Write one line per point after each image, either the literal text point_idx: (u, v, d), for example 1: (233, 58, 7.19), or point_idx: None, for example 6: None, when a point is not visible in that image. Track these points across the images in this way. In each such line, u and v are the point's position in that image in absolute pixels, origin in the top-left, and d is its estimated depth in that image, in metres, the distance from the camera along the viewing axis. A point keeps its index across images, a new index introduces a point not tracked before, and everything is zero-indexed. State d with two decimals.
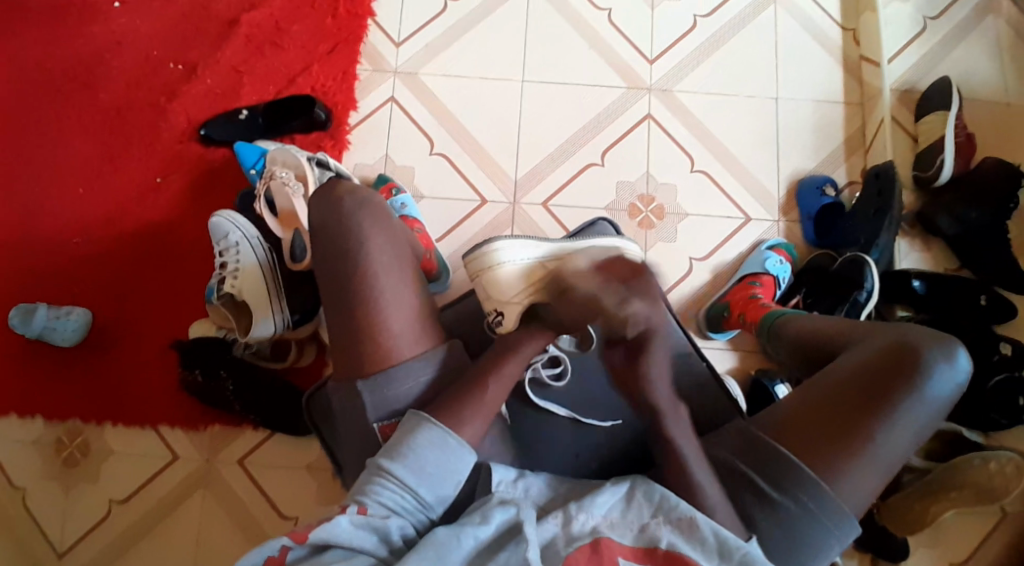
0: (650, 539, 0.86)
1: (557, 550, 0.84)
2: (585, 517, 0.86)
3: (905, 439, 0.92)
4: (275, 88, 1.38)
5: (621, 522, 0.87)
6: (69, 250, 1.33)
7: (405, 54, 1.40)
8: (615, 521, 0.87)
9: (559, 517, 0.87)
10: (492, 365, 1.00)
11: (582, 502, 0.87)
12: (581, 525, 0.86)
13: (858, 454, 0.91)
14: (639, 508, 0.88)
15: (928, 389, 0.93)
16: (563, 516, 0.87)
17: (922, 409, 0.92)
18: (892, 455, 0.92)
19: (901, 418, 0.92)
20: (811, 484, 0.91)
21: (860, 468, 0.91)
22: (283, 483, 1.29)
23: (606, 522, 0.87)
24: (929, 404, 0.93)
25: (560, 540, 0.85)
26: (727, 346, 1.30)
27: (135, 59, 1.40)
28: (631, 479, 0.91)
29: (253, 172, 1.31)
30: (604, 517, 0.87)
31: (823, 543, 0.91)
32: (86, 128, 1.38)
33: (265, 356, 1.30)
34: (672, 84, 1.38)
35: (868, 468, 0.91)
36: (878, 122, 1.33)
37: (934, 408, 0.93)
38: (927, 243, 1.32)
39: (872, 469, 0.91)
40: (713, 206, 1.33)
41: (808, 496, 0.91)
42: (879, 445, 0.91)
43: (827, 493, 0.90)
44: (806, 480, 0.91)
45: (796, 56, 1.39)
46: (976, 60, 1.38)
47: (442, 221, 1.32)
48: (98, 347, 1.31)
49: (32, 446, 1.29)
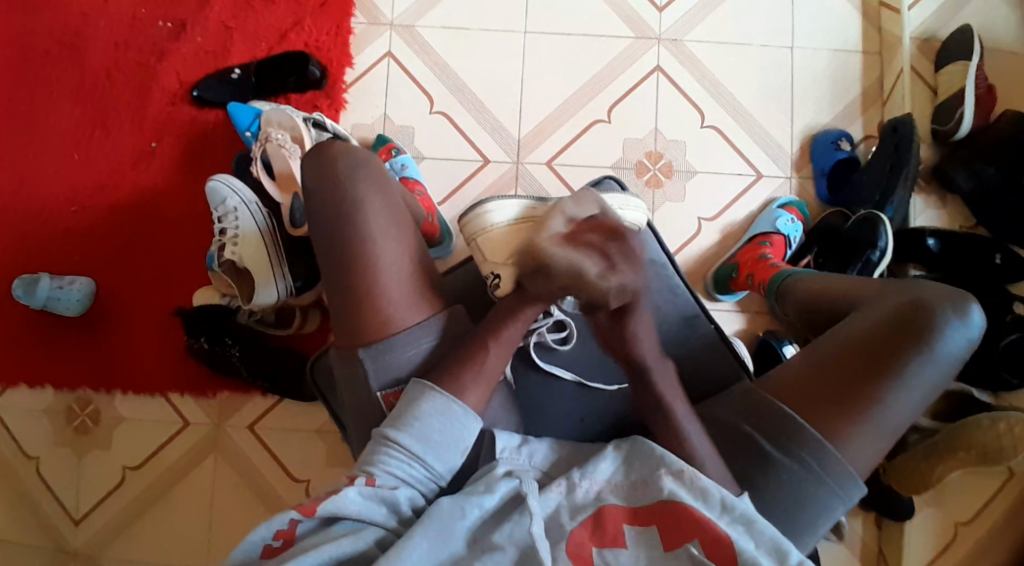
0: (653, 493, 0.86)
1: (560, 523, 0.85)
2: (588, 484, 0.88)
3: (912, 400, 0.91)
4: (266, 45, 1.32)
5: (623, 485, 0.88)
6: (66, 218, 1.31)
7: (401, 5, 1.33)
8: (618, 486, 0.88)
9: (562, 485, 0.88)
10: (494, 330, 0.99)
11: (585, 468, 0.89)
12: (585, 493, 0.87)
13: (862, 415, 0.90)
14: (639, 469, 0.89)
15: (938, 350, 0.91)
16: (567, 484, 0.88)
17: (930, 370, 0.91)
18: (898, 417, 0.91)
19: (908, 378, 0.91)
20: (815, 444, 0.90)
21: (865, 429, 0.90)
22: (291, 446, 1.30)
23: (609, 487, 0.88)
24: (938, 365, 0.91)
25: (565, 511, 0.86)
26: (735, 307, 1.29)
27: (120, 16, 1.34)
28: (630, 441, 0.91)
29: (248, 135, 1.27)
30: (607, 481, 0.88)
31: (827, 505, 0.91)
32: (75, 90, 1.33)
33: (270, 321, 1.30)
34: (681, 34, 1.31)
35: (873, 430, 0.90)
36: (898, 73, 1.27)
37: (942, 369, 0.92)
38: (943, 199, 1.29)
39: (877, 431, 0.90)
40: (723, 163, 1.29)
41: (812, 456, 0.90)
42: (885, 406, 0.90)
43: (831, 452, 0.90)
44: (810, 440, 0.91)
45: (814, 1, 1.32)
46: (1005, 2, 1.31)
47: (444, 183, 1.29)
48: (103, 316, 1.30)
49: (44, 415, 1.30)
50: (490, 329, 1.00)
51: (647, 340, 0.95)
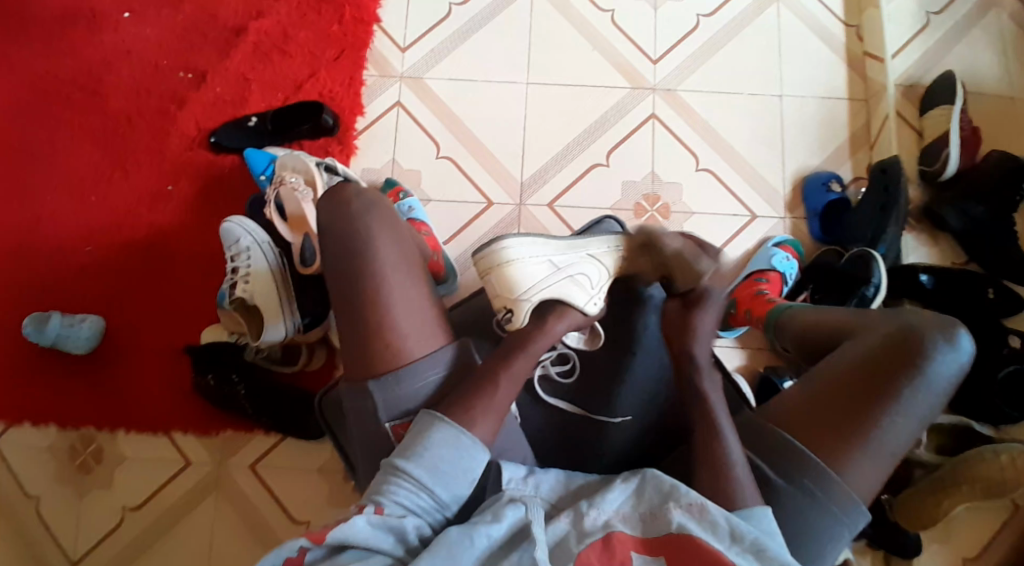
0: (661, 526, 0.85)
1: (569, 547, 0.84)
2: (597, 512, 0.86)
3: (908, 425, 0.91)
4: (283, 94, 1.40)
5: (633, 516, 0.86)
6: (80, 258, 1.35)
7: (411, 58, 1.41)
8: (628, 516, 0.86)
9: (570, 515, 0.86)
10: (502, 362, 0.99)
11: (593, 499, 0.87)
12: (594, 520, 0.85)
13: (861, 442, 0.90)
14: (649, 501, 0.87)
15: (930, 374, 0.91)
16: (574, 513, 0.87)
17: (924, 394, 0.91)
18: (895, 443, 0.91)
19: (902, 404, 0.91)
20: (817, 472, 0.90)
21: (865, 455, 0.90)
22: (293, 486, 1.29)
23: (618, 516, 0.86)
24: (931, 389, 0.91)
25: (572, 536, 0.84)
26: (736, 343, 1.31)
27: (143, 69, 1.42)
28: (641, 473, 0.90)
29: (262, 178, 1.32)
30: (616, 511, 0.86)
31: (834, 532, 0.90)
32: (97, 137, 1.39)
33: (277, 359, 1.32)
34: (675, 84, 1.39)
35: (872, 456, 0.90)
36: (883, 117, 1.34)
37: (937, 393, 0.92)
38: (934, 237, 1.33)
39: (876, 458, 0.90)
40: (719, 204, 1.34)
41: (814, 484, 0.90)
42: (882, 432, 0.90)
43: (833, 480, 0.89)
44: (811, 468, 0.90)
45: (799, 53, 1.40)
46: (980, 54, 1.39)
47: (449, 223, 1.33)
48: (111, 353, 1.32)
49: (47, 454, 1.30)
50: (498, 361, 1.00)
51: (702, 342, 1.02)
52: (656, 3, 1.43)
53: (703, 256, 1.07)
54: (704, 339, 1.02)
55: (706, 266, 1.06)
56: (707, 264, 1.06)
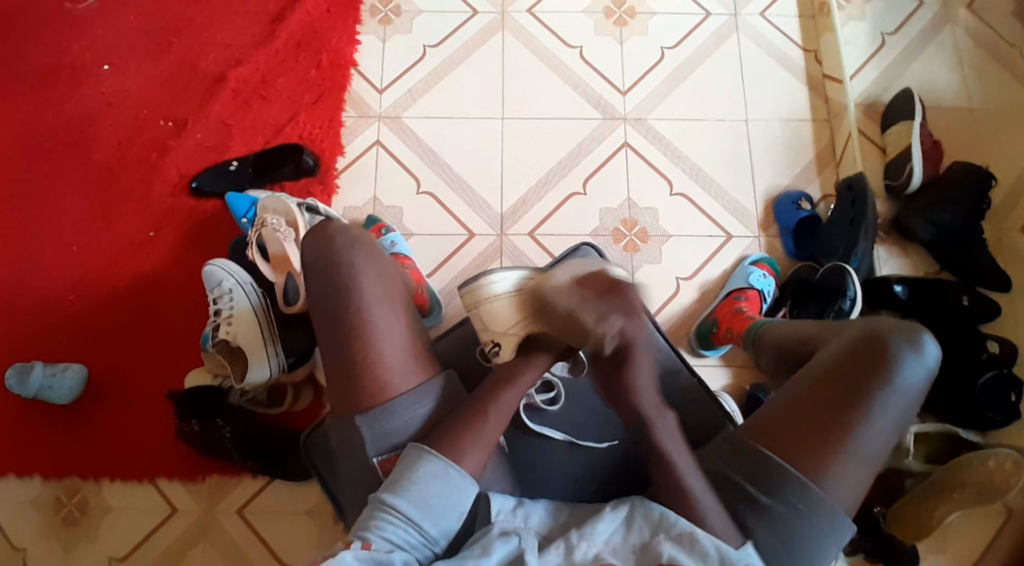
0: (652, 557, 0.85)
1: None
2: (587, 545, 0.85)
3: (883, 432, 0.91)
4: (263, 139, 1.42)
5: (623, 549, 0.86)
6: (63, 307, 1.35)
7: (388, 99, 1.45)
8: (618, 549, 0.86)
9: (561, 547, 0.85)
10: (487, 395, 0.98)
11: (583, 529, 0.86)
12: (584, 553, 0.85)
13: (840, 450, 0.90)
14: (640, 530, 0.87)
15: (899, 379, 0.92)
16: (566, 545, 0.86)
17: (896, 399, 0.92)
18: (873, 449, 0.91)
19: (874, 410, 0.91)
20: (798, 484, 0.90)
21: (843, 463, 0.90)
22: (283, 529, 1.27)
23: (608, 548, 0.86)
24: (903, 394, 0.92)
25: None
26: (720, 362, 1.31)
27: (124, 120, 1.44)
28: (629, 502, 0.89)
29: (244, 221, 1.33)
30: (606, 543, 0.86)
31: (818, 546, 0.90)
32: (79, 188, 1.41)
33: (261, 401, 1.30)
34: (645, 113, 1.43)
35: (851, 464, 0.90)
36: (847, 135, 1.38)
37: (908, 398, 0.93)
38: (905, 248, 1.36)
39: (855, 466, 0.90)
40: (695, 227, 1.37)
41: (796, 496, 0.90)
42: (859, 438, 0.90)
43: (814, 491, 0.89)
44: (792, 481, 0.90)
45: (763, 78, 1.45)
46: (936, 71, 1.44)
47: (431, 256, 1.35)
48: (95, 402, 1.31)
49: (30, 507, 1.27)
50: (483, 393, 0.99)
51: (642, 388, 0.96)
52: (622, 37, 1.48)
53: (609, 313, 0.92)
54: (645, 385, 0.96)
55: (612, 325, 0.93)
56: (613, 325, 0.92)
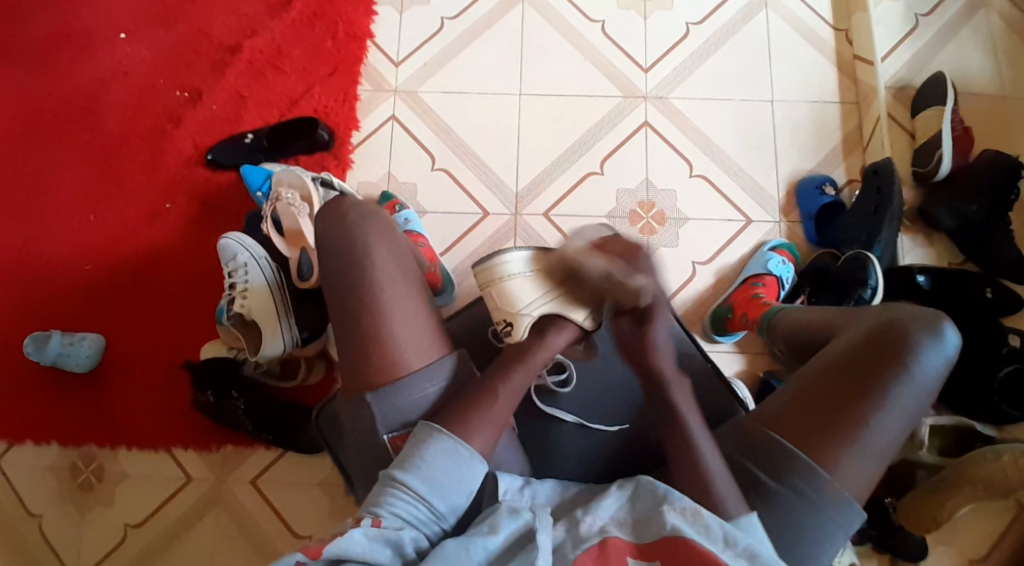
0: (655, 529, 0.84)
1: (565, 554, 0.83)
2: (592, 519, 0.85)
3: (897, 420, 0.90)
4: (279, 111, 1.41)
5: (628, 522, 0.85)
6: (80, 276, 1.36)
7: (405, 72, 1.43)
8: (623, 521, 0.85)
9: (566, 523, 0.86)
10: (499, 375, 0.98)
11: (589, 504, 0.86)
12: (590, 526, 0.85)
13: (851, 438, 0.89)
14: (643, 507, 0.86)
15: (915, 369, 0.91)
16: (570, 521, 0.86)
17: (911, 390, 0.90)
18: (885, 439, 0.90)
19: (889, 398, 0.90)
20: (806, 471, 0.89)
21: (855, 451, 0.89)
22: (295, 500, 1.29)
23: (613, 522, 0.85)
24: (918, 384, 0.91)
25: (568, 543, 0.84)
26: (734, 348, 1.30)
27: (140, 88, 1.44)
28: (635, 479, 0.89)
29: (259, 194, 1.34)
30: (611, 517, 0.86)
31: (826, 535, 0.89)
32: (96, 156, 1.41)
33: (275, 374, 1.32)
34: (667, 92, 1.40)
35: (863, 451, 0.89)
36: (875, 119, 1.34)
37: (924, 389, 0.91)
38: (930, 238, 1.33)
39: (865, 455, 0.89)
40: (713, 210, 1.34)
41: (803, 482, 0.89)
42: (872, 426, 0.89)
43: (823, 478, 0.88)
44: (800, 468, 0.89)
45: (790, 58, 1.41)
46: (970, 53, 1.39)
47: (445, 234, 1.34)
48: (112, 371, 1.33)
49: (49, 472, 1.30)
50: (496, 372, 0.99)
51: (662, 352, 0.99)
52: (645, 13, 1.44)
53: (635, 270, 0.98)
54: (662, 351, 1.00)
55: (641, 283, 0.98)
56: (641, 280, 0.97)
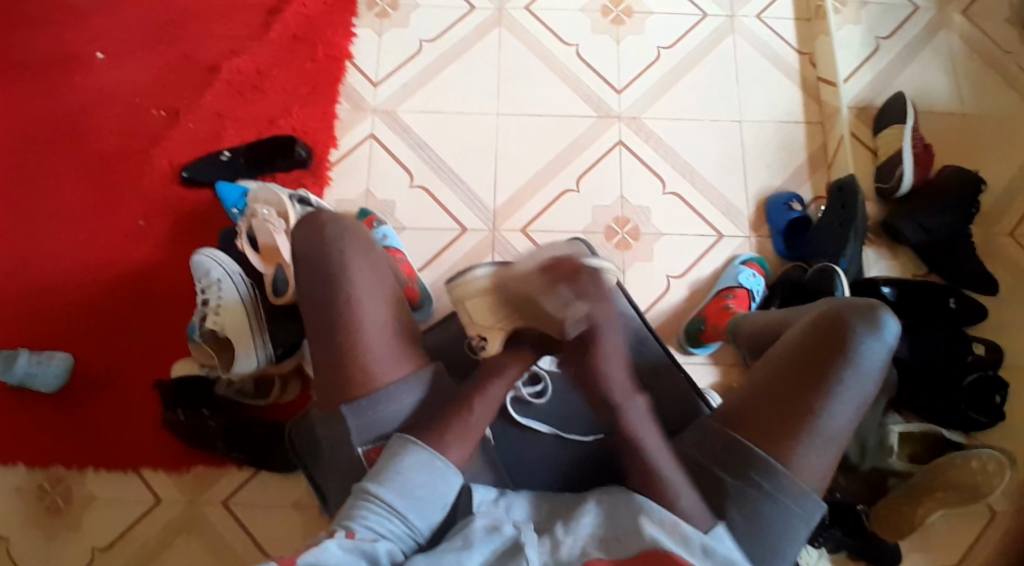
0: (636, 543, 0.85)
1: None
2: (573, 540, 0.86)
3: (846, 411, 0.91)
4: (256, 130, 1.42)
5: (607, 538, 0.86)
6: (50, 294, 1.33)
7: (383, 92, 1.45)
8: (602, 540, 0.85)
9: (548, 542, 0.86)
10: (477, 387, 0.98)
11: (569, 524, 0.87)
12: (570, 550, 0.85)
13: (803, 430, 0.91)
14: (622, 522, 0.87)
15: (859, 358, 0.92)
16: (551, 541, 0.86)
17: (856, 379, 0.92)
18: (836, 429, 0.91)
19: (836, 388, 0.91)
20: (762, 466, 0.91)
21: (808, 443, 0.91)
22: (267, 523, 1.26)
23: (592, 541, 0.86)
24: (864, 373, 0.92)
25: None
26: (709, 360, 1.31)
27: (116, 107, 1.44)
28: (615, 496, 0.90)
29: (234, 211, 1.33)
30: (590, 536, 0.86)
31: (791, 529, 0.91)
32: (69, 174, 1.40)
33: (248, 393, 1.29)
34: (641, 111, 1.44)
35: (815, 443, 0.91)
36: (838, 139, 1.40)
37: (870, 378, 0.92)
38: (894, 251, 1.37)
39: (818, 446, 0.91)
40: (686, 226, 1.37)
41: (762, 477, 0.90)
42: (822, 418, 0.91)
43: (780, 472, 0.90)
44: (757, 464, 0.91)
45: (757, 80, 1.46)
46: (926, 78, 1.46)
47: (423, 251, 1.35)
48: (81, 389, 1.30)
49: (13, 494, 1.26)
50: (476, 384, 0.99)
51: (614, 370, 0.97)
52: (619, 36, 1.48)
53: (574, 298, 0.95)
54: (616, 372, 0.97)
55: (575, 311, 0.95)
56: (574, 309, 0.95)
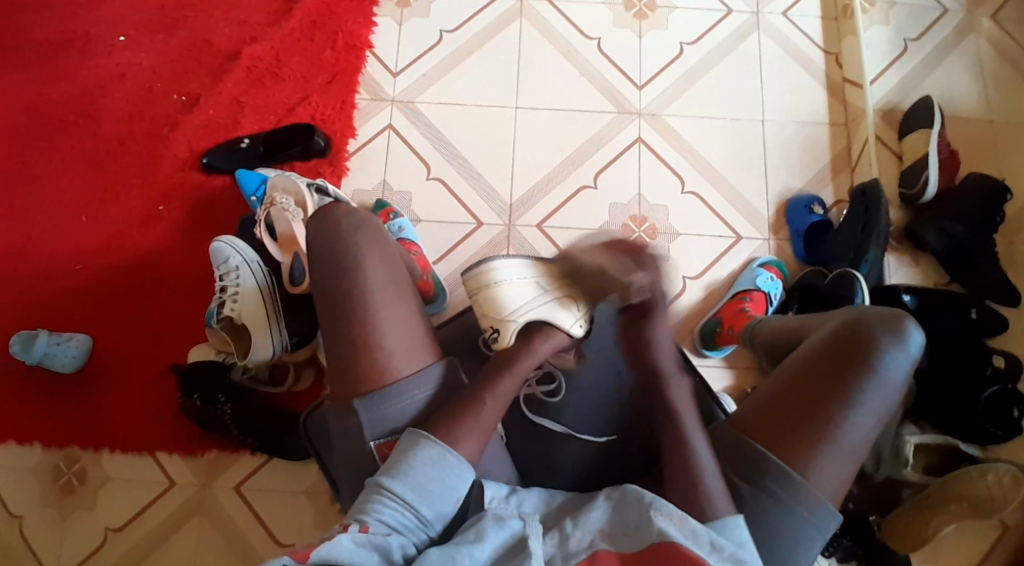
0: (644, 538, 0.83)
1: None
2: (581, 533, 0.84)
3: (866, 423, 0.90)
4: (275, 117, 1.42)
5: (617, 533, 0.84)
6: (70, 277, 1.35)
7: (402, 82, 1.44)
8: (611, 536, 0.84)
9: (555, 536, 0.84)
10: (486, 383, 0.96)
11: (578, 517, 0.85)
12: (578, 542, 0.84)
13: (822, 441, 0.89)
14: (629, 515, 0.85)
15: (882, 371, 0.91)
16: (559, 535, 0.84)
17: (878, 389, 0.91)
18: (856, 441, 0.90)
19: (856, 399, 0.90)
20: (778, 477, 0.89)
21: (826, 454, 0.89)
22: (278, 509, 1.28)
23: (600, 536, 0.84)
24: (885, 385, 0.91)
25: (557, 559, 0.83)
26: (723, 363, 1.30)
27: (137, 92, 1.44)
28: (621, 488, 0.87)
29: (254, 199, 1.34)
30: (598, 530, 0.84)
31: (807, 536, 0.90)
32: (91, 158, 1.41)
33: (262, 380, 1.30)
34: (661, 109, 1.42)
35: (834, 454, 0.89)
36: (864, 141, 1.37)
37: (892, 390, 0.91)
38: (916, 258, 1.35)
39: (837, 457, 0.89)
40: (705, 226, 1.36)
41: (778, 486, 0.89)
42: (842, 429, 0.90)
43: (796, 484, 0.89)
44: (773, 475, 0.90)
45: (782, 79, 1.44)
46: (954, 81, 1.42)
47: (438, 244, 1.34)
48: (99, 372, 1.31)
49: (31, 474, 1.28)
50: (486, 381, 0.97)
51: (662, 350, 1.00)
52: (640, 31, 1.46)
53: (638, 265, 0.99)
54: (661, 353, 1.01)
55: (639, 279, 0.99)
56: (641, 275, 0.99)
